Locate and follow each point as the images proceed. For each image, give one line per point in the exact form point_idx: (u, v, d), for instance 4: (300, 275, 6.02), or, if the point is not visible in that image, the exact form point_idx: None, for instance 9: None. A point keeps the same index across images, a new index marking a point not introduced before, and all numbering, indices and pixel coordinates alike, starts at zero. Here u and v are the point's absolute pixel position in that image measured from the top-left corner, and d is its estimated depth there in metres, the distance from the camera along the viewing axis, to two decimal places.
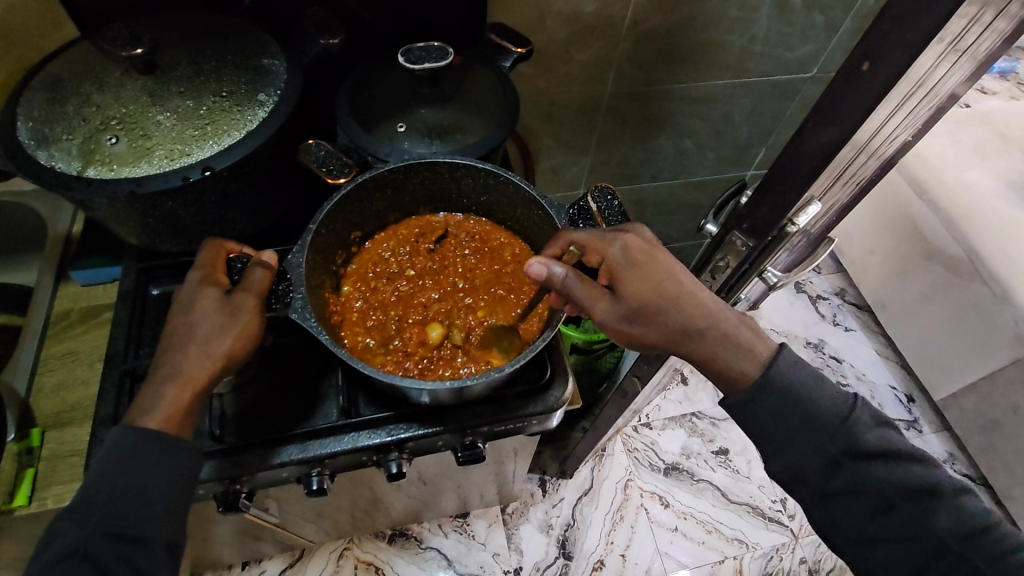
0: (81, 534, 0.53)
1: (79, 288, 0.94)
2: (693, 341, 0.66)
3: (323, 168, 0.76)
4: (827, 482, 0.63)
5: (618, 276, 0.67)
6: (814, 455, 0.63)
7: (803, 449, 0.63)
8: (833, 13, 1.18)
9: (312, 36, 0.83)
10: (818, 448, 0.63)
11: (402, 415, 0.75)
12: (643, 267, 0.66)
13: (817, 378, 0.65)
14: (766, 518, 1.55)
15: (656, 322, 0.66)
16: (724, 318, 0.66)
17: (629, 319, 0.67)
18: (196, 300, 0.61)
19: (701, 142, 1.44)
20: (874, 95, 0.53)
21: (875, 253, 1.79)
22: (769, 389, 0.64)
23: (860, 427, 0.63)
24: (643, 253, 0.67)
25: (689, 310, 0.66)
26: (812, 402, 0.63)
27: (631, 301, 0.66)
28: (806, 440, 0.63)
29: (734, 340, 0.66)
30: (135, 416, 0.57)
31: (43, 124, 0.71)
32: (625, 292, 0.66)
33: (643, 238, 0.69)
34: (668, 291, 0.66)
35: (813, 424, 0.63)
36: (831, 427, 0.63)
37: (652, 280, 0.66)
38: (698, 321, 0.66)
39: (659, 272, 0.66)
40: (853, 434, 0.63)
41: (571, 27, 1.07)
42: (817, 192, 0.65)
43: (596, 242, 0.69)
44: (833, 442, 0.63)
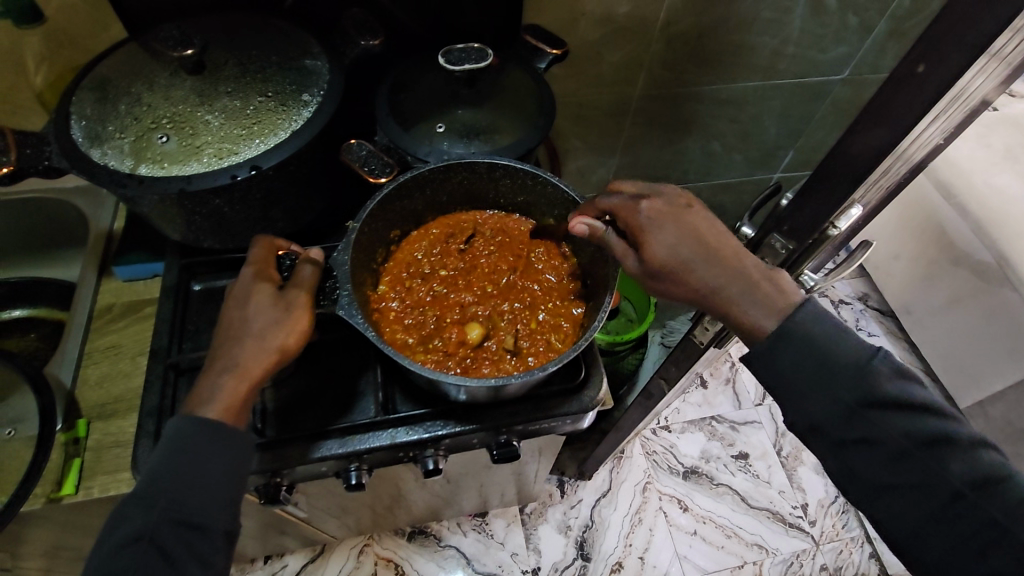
0: (148, 521, 0.55)
1: (122, 283, 0.97)
2: (716, 301, 0.65)
3: (365, 167, 0.77)
4: (840, 430, 0.61)
5: (643, 236, 0.66)
6: (826, 403, 0.62)
7: (818, 396, 0.62)
8: (867, 15, 1.17)
9: (353, 36, 0.84)
10: (832, 396, 0.61)
11: (439, 413, 0.76)
12: (669, 227, 0.65)
13: (839, 330, 0.63)
14: (786, 524, 1.54)
15: (680, 282, 0.65)
16: (749, 278, 0.65)
17: (654, 279, 0.67)
18: (250, 295, 0.64)
19: (729, 143, 1.44)
20: (927, 98, 0.53)
21: (900, 258, 1.76)
22: (788, 344, 0.63)
23: (879, 375, 0.60)
24: (670, 212, 0.66)
25: (715, 270, 0.64)
26: (830, 352, 0.62)
27: (655, 260, 0.65)
28: (820, 388, 0.62)
29: (759, 300, 0.64)
30: (193, 406, 0.60)
31: (96, 122, 0.72)
32: (650, 252, 0.65)
33: (672, 198, 0.68)
34: (695, 250, 0.65)
35: (829, 372, 0.61)
36: (846, 373, 0.61)
37: (679, 239, 0.65)
38: (724, 281, 0.64)
39: (690, 231, 0.65)
40: (869, 381, 0.60)
41: (604, 29, 1.07)
42: (861, 196, 0.65)
43: (623, 201, 0.68)
44: (849, 389, 0.61)
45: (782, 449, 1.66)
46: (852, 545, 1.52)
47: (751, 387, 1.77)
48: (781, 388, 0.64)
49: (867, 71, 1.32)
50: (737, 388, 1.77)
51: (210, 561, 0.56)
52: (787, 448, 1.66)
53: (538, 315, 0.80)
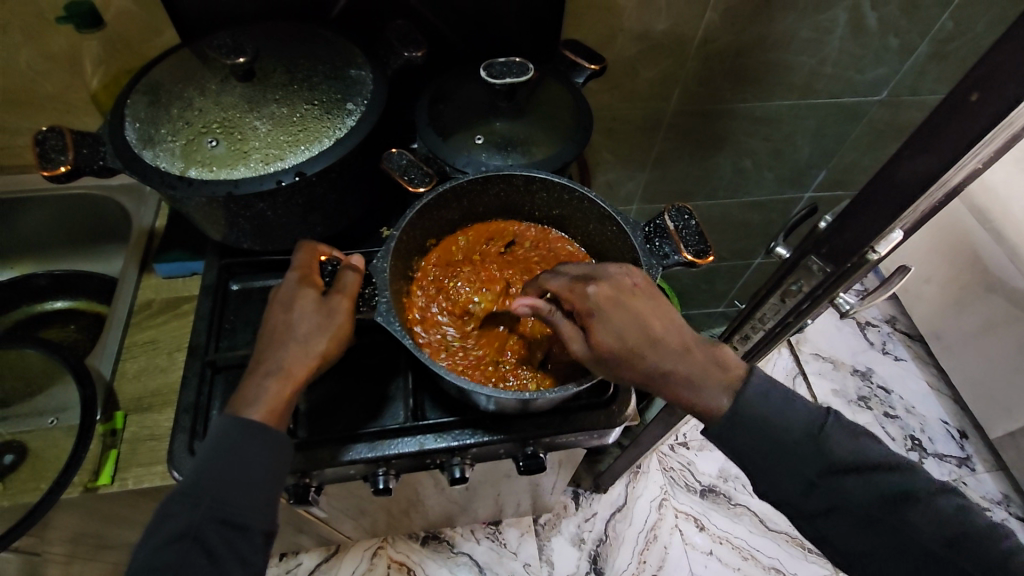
0: (194, 518, 0.57)
1: (161, 280, 0.99)
2: (670, 383, 0.64)
3: (405, 176, 0.78)
4: (807, 501, 0.63)
5: (590, 322, 0.64)
6: (791, 476, 0.63)
7: (781, 468, 0.63)
8: (909, 37, 1.16)
9: (396, 47, 0.85)
10: (795, 470, 0.62)
11: (468, 421, 0.76)
12: (614, 314, 0.63)
13: (786, 400, 0.64)
14: (805, 549, 1.51)
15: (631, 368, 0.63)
16: (700, 367, 0.65)
17: (604, 362, 0.64)
18: (295, 300, 0.66)
19: (760, 161, 1.43)
20: (981, 127, 0.53)
21: (931, 281, 1.72)
22: (743, 419, 0.63)
23: (831, 443, 0.62)
24: (612, 297, 0.64)
25: (662, 354, 0.64)
26: (778, 425, 0.63)
27: (604, 349, 0.63)
28: (780, 460, 0.63)
29: (703, 380, 0.64)
30: (238, 406, 0.62)
31: (149, 125, 0.75)
32: (599, 340, 0.63)
33: (617, 280, 0.65)
34: (640, 338, 0.63)
35: (783, 443, 0.63)
36: (801, 446, 0.62)
37: (625, 325, 0.63)
38: (670, 364, 0.64)
39: (637, 318, 0.63)
40: (823, 451, 0.62)
41: (641, 45, 1.08)
42: (902, 221, 0.64)
43: (569, 285, 0.67)
44: (807, 464, 0.62)
45: None
46: None
47: None
48: (753, 461, 0.64)
49: (906, 92, 1.30)
50: None
51: (249, 560, 0.58)
52: None
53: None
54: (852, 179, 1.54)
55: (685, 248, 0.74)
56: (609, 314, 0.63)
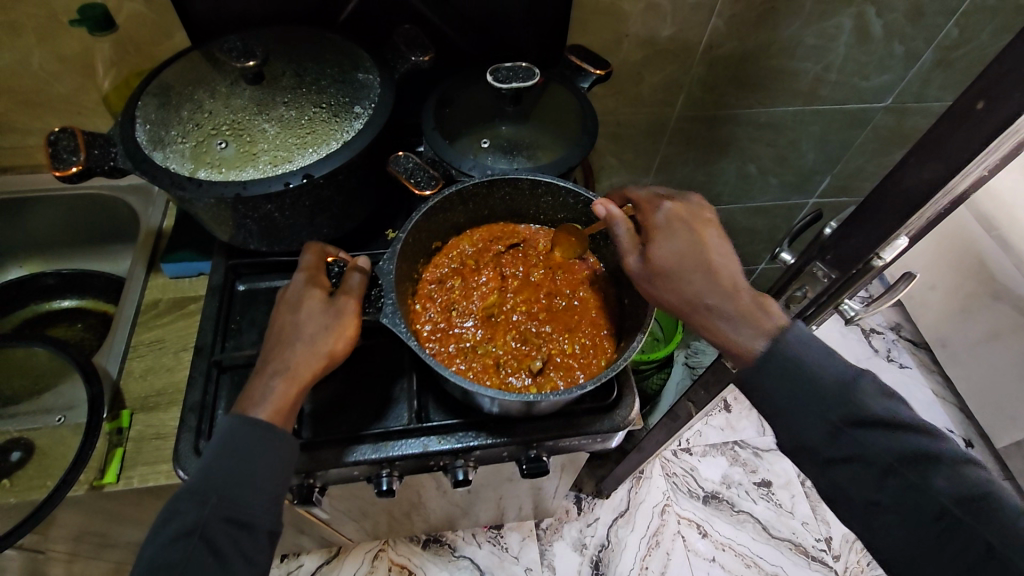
0: (201, 515, 0.57)
1: (168, 280, 1.00)
2: (706, 308, 0.66)
3: (411, 179, 0.79)
4: (829, 451, 0.61)
5: (653, 235, 0.70)
6: (815, 423, 0.61)
7: (806, 414, 0.62)
8: (914, 44, 1.16)
9: (403, 52, 0.85)
10: (819, 416, 0.61)
11: (471, 424, 0.76)
12: (677, 230, 0.69)
13: (823, 351, 0.63)
14: (808, 556, 1.50)
15: (679, 279, 0.67)
16: (742, 304, 0.65)
17: (651, 273, 0.68)
18: (302, 300, 0.67)
19: (765, 167, 1.43)
20: (987, 135, 0.53)
21: (936, 288, 1.71)
22: (774, 356, 0.63)
23: (863, 395, 0.60)
24: (680, 216, 0.70)
25: (711, 275, 0.67)
26: (814, 371, 0.62)
27: (660, 257, 0.68)
28: (807, 406, 0.61)
29: (743, 312, 0.65)
30: (244, 406, 0.63)
31: (159, 127, 0.76)
32: (657, 249, 0.68)
33: (686, 207, 0.71)
34: (698, 254, 0.67)
35: (814, 391, 0.61)
36: (831, 394, 0.61)
37: (686, 240, 0.68)
38: (718, 287, 0.66)
39: (694, 238, 0.68)
40: (853, 401, 0.60)
41: (647, 51, 1.08)
42: (908, 228, 0.64)
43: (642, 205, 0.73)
44: (834, 410, 0.60)
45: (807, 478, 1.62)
46: None
47: None
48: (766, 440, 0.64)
49: (911, 100, 1.30)
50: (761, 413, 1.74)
51: (254, 559, 0.59)
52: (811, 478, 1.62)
53: (580, 335, 0.80)
54: (856, 186, 1.54)
55: None
56: (667, 230, 0.69)
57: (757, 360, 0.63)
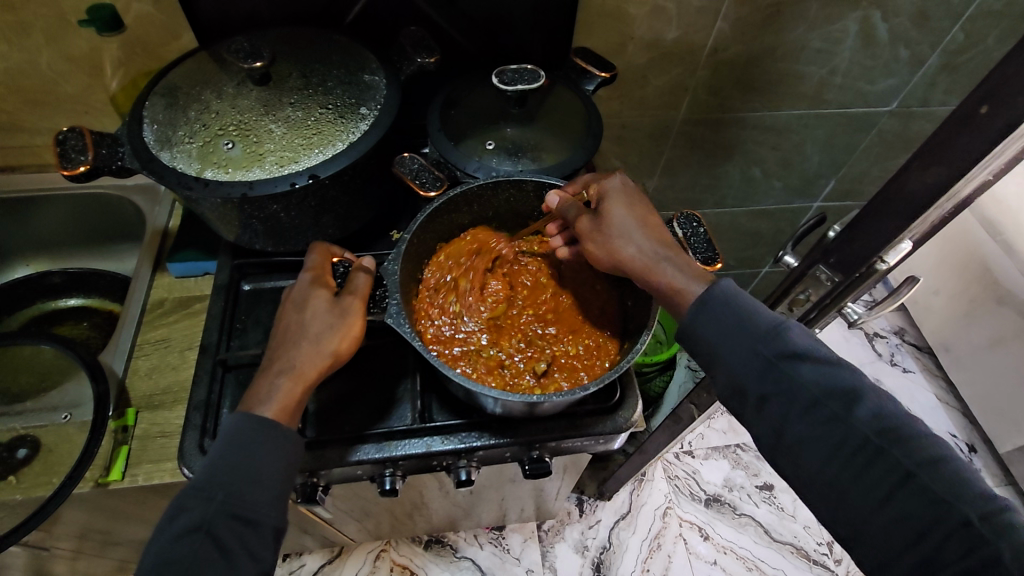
0: (208, 512, 0.58)
1: (174, 279, 1.01)
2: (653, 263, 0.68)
3: (416, 180, 0.80)
4: (760, 386, 0.60)
5: (606, 198, 0.74)
6: (746, 358, 0.61)
7: (737, 350, 0.62)
8: (920, 48, 1.16)
9: (409, 54, 0.86)
10: (750, 351, 0.61)
11: (474, 424, 0.77)
12: (628, 196, 0.74)
13: (753, 302, 0.64)
14: (810, 560, 1.49)
15: (629, 234, 0.70)
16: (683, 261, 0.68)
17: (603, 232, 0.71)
18: (308, 300, 0.68)
19: (769, 170, 1.43)
20: (990, 140, 0.53)
21: (940, 293, 1.71)
22: (710, 302, 0.64)
23: (789, 332, 0.61)
24: (629, 185, 0.75)
25: (655, 232, 0.71)
26: (745, 314, 0.63)
27: (612, 216, 0.72)
28: (738, 343, 0.62)
29: (680, 264, 0.68)
30: (250, 405, 0.63)
31: (167, 127, 0.76)
32: (609, 210, 0.72)
33: (634, 181, 0.76)
34: (646, 215, 0.72)
35: (744, 329, 0.62)
36: (760, 332, 0.61)
37: (635, 204, 0.73)
38: (663, 242, 0.70)
39: (642, 208, 0.73)
40: (780, 337, 0.61)
41: (651, 53, 1.08)
42: (912, 232, 0.64)
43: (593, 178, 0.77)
44: (763, 346, 0.61)
45: None
46: None
47: None
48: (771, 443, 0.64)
49: (916, 104, 1.30)
50: None
51: (260, 556, 0.59)
52: None
53: (583, 336, 0.80)
54: (861, 190, 1.54)
55: (694, 255, 0.75)
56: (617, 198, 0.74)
57: (692, 308, 0.65)
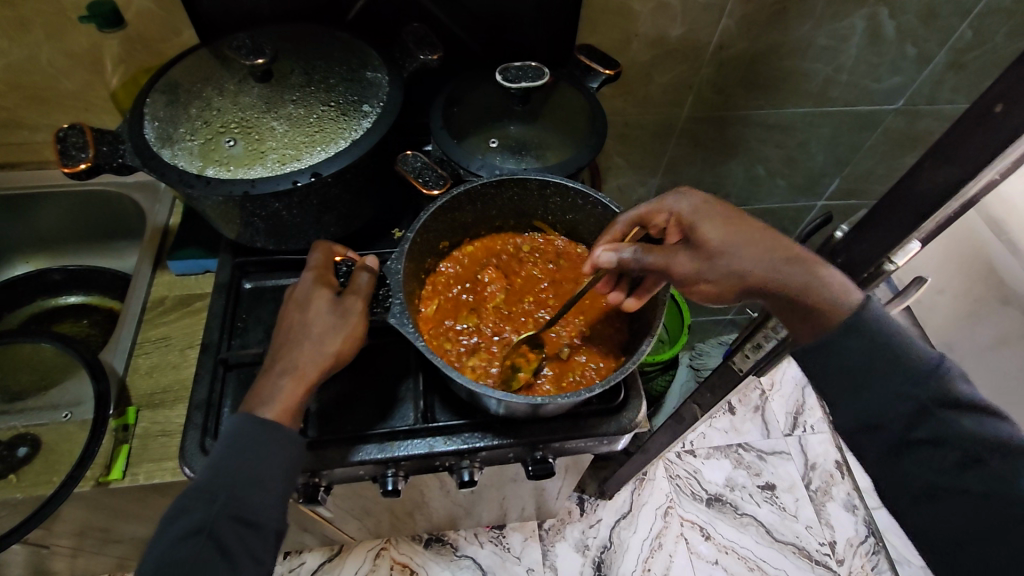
0: (210, 514, 0.57)
1: (174, 277, 1.00)
2: (785, 278, 0.63)
3: (419, 178, 0.79)
4: (908, 430, 0.57)
5: (691, 226, 0.69)
6: (895, 399, 0.57)
7: (885, 390, 0.57)
8: (927, 46, 1.15)
9: (412, 50, 0.85)
10: (902, 393, 0.56)
11: (477, 424, 0.76)
12: (710, 214, 0.69)
13: (905, 329, 0.59)
14: (812, 561, 1.49)
15: (737, 257, 0.65)
16: (805, 269, 0.63)
17: (706, 263, 0.66)
18: (311, 299, 0.67)
19: (773, 168, 1.42)
20: (1003, 140, 0.52)
21: (944, 292, 1.66)
22: (859, 328, 0.59)
23: (953, 377, 0.56)
24: (704, 202, 0.70)
25: (769, 244, 0.66)
26: (902, 347, 0.57)
27: (708, 244, 0.67)
28: (886, 383, 0.57)
29: (824, 278, 0.62)
30: (252, 405, 0.63)
31: (167, 124, 0.76)
32: (702, 239, 0.68)
33: (699, 192, 0.72)
34: (744, 228, 0.67)
35: (900, 367, 0.57)
36: (919, 371, 0.56)
37: (724, 221, 0.68)
38: (781, 254, 0.65)
39: (726, 223, 0.68)
40: (944, 381, 0.55)
41: (656, 51, 1.08)
42: (920, 233, 0.63)
43: (655, 203, 0.73)
44: (921, 388, 0.56)
45: (812, 482, 1.61)
46: None
47: (782, 417, 1.74)
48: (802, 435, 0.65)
49: (923, 102, 1.29)
50: (766, 416, 1.73)
51: (261, 558, 0.58)
52: (816, 482, 1.61)
53: (594, 326, 0.80)
54: (865, 189, 1.53)
55: None
56: (701, 220, 0.69)
57: (843, 332, 0.59)
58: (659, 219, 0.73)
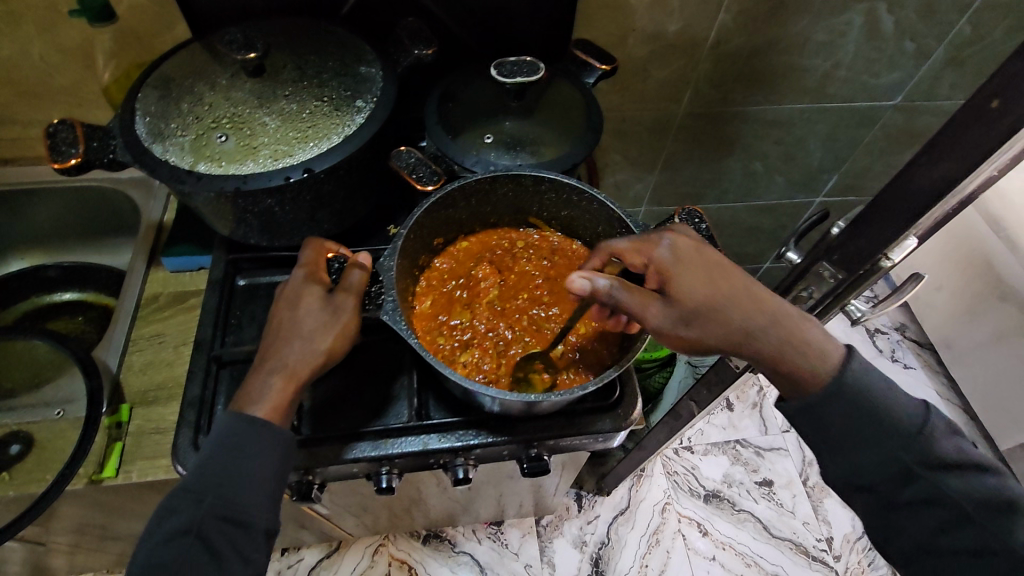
0: (197, 514, 0.58)
1: (169, 274, 1.00)
2: (761, 343, 0.65)
3: (413, 174, 0.78)
4: (898, 493, 0.62)
5: (669, 277, 0.66)
6: (884, 463, 0.62)
7: (874, 455, 0.62)
8: (926, 41, 1.15)
9: (406, 45, 0.84)
10: (890, 457, 0.61)
11: (471, 422, 0.76)
12: (692, 266, 0.66)
13: (888, 386, 0.63)
14: (809, 557, 1.49)
15: (713, 320, 0.65)
16: (784, 332, 0.65)
17: (685, 319, 0.65)
18: (301, 297, 0.67)
19: (771, 165, 1.41)
20: (998, 136, 0.52)
21: (942, 289, 1.69)
22: (844, 394, 0.63)
23: (933, 437, 0.61)
24: (687, 251, 0.67)
25: (750, 305, 0.66)
26: (886, 409, 0.62)
27: (683, 301, 0.65)
28: (875, 446, 0.62)
29: (804, 342, 0.64)
30: (242, 403, 0.62)
31: (159, 120, 0.75)
32: (677, 293, 0.65)
33: (684, 237, 0.68)
34: (723, 286, 0.65)
35: (887, 433, 0.61)
36: (903, 435, 0.61)
37: (705, 276, 0.66)
38: (762, 317, 0.65)
39: (711, 277, 0.66)
40: (925, 443, 0.61)
41: (653, 46, 1.07)
42: (917, 229, 0.63)
43: (639, 244, 0.68)
44: (906, 452, 0.61)
45: (809, 478, 1.61)
46: None
47: (780, 414, 1.73)
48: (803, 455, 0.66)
49: (921, 97, 1.28)
50: (764, 413, 1.73)
51: (250, 559, 0.59)
52: (814, 478, 1.61)
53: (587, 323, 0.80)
54: (864, 185, 1.53)
55: None
56: (683, 272, 0.66)
57: (828, 396, 0.63)
58: (638, 262, 0.69)
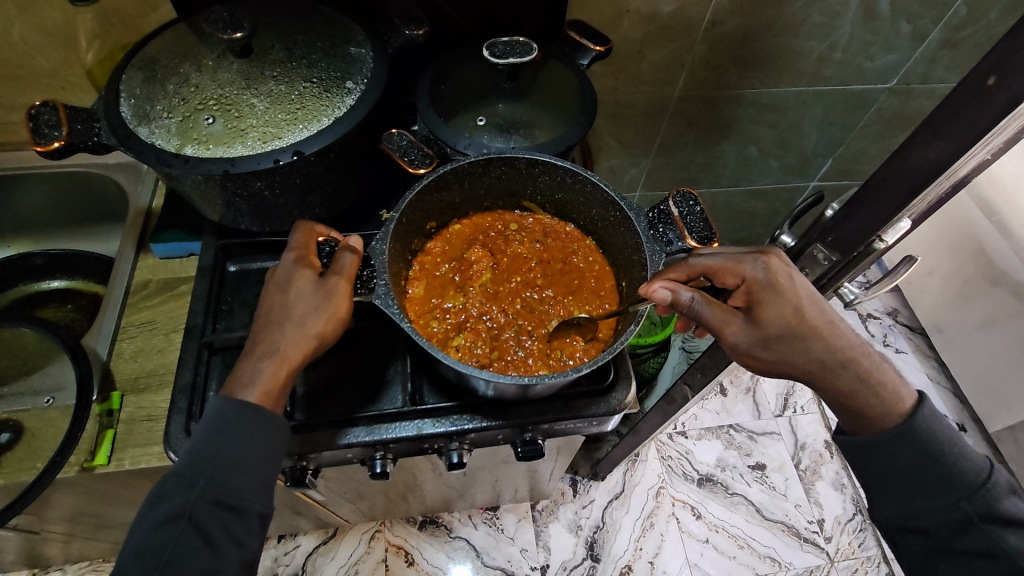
0: (188, 499, 0.57)
1: (159, 261, 0.99)
2: (833, 375, 0.66)
3: (405, 157, 0.78)
4: (951, 540, 0.62)
5: (756, 299, 0.67)
6: (943, 511, 0.62)
7: (933, 501, 0.63)
8: (922, 22, 1.14)
9: (397, 26, 0.82)
10: (949, 505, 0.62)
11: (466, 407, 0.75)
12: (783, 292, 0.66)
13: (954, 436, 0.65)
14: (800, 539, 1.51)
15: (792, 349, 0.66)
16: (861, 369, 0.66)
17: (763, 341, 0.67)
18: (291, 281, 0.66)
19: (765, 149, 1.41)
20: (992, 116, 0.51)
21: (934, 273, 1.69)
22: (911, 436, 0.64)
23: (997, 492, 0.61)
24: (783, 276, 0.67)
25: (831, 341, 0.66)
26: (951, 457, 0.63)
27: (768, 326, 0.66)
28: (935, 493, 0.63)
29: (877, 383, 0.66)
30: (233, 389, 0.62)
31: (144, 101, 0.73)
32: (763, 316, 0.67)
33: (781, 262, 0.68)
34: (810, 319, 0.66)
35: (950, 481, 0.62)
36: (965, 485, 0.62)
37: (796, 304, 0.66)
38: (841, 354, 0.66)
39: (800, 305, 0.66)
40: (988, 497, 0.61)
41: (648, 27, 1.05)
42: (911, 211, 0.63)
43: (731, 263, 0.68)
44: (966, 501, 0.61)
45: (802, 462, 1.63)
46: (869, 565, 1.48)
47: (773, 398, 1.74)
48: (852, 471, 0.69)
49: (916, 81, 1.28)
50: (757, 396, 1.74)
51: (244, 543, 0.59)
52: (806, 461, 1.63)
53: (581, 307, 0.80)
54: (857, 170, 1.53)
55: (689, 233, 0.74)
56: (772, 295, 0.66)
57: (888, 439, 0.65)
58: (728, 280, 0.69)
